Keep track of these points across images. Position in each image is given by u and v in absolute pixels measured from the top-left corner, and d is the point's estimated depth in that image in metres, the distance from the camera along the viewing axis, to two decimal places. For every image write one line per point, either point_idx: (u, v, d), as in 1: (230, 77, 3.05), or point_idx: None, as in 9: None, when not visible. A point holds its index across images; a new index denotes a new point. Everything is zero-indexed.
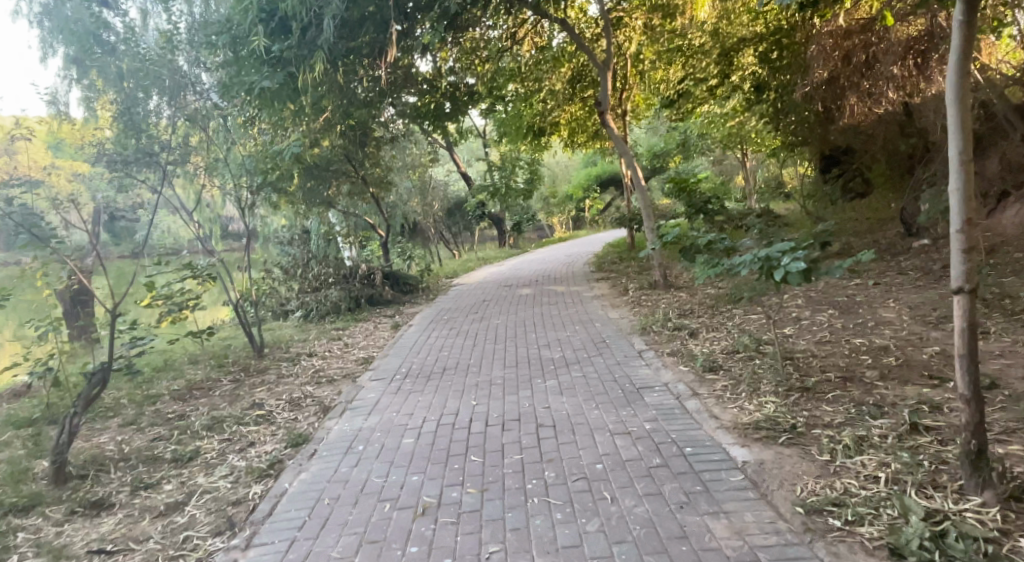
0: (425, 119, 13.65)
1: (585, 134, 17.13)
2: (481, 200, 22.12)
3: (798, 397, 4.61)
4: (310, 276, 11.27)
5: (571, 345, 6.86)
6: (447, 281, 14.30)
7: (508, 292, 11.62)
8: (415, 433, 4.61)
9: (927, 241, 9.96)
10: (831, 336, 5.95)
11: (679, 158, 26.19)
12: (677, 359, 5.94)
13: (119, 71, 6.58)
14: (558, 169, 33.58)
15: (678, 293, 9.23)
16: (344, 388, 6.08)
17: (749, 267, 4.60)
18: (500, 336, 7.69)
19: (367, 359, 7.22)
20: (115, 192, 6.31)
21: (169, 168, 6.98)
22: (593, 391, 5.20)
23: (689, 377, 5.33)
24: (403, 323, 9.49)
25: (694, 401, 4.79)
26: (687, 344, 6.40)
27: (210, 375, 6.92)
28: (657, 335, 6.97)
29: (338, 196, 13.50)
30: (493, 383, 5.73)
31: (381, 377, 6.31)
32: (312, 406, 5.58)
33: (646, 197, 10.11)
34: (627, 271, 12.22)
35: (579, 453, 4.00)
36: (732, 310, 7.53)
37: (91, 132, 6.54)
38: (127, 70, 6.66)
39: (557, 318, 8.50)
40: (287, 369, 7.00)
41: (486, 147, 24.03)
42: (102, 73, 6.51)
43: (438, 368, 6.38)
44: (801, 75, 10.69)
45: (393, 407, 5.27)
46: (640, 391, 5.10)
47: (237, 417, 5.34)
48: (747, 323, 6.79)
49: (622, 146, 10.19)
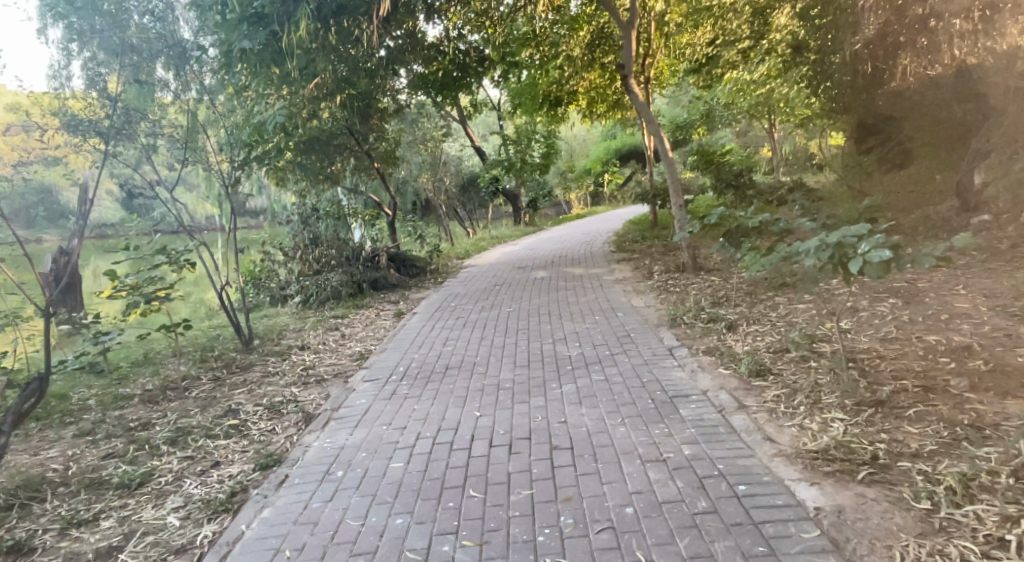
0: (432, 89, 12.77)
1: (605, 103, 16.10)
2: (495, 176, 21.19)
3: (871, 414, 3.76)
4: (309, 258, 10.53)
5: (591, 340, 6.03)
6: (458, 261, 13.51)
7: (522, 275, 10.80)
8: (405, 455, 3.86)
9: (988, 217, 8.93)
10: (897, 332, 5.06)
11: (703, 130, 25.00)
12: (715, 360, 5.10)
13: (119, 44, 5.79)
14: (576, 143, 32.46)
15: (708, 277, 8.35)
16: (332, 391, 5.34)
17: (815, 256, 3.70)
18: (514, 328, 6.91)
19: (362, 354, 6.46)
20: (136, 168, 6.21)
21: (179, 143, 6.45)
22: (618, 402, 4.40)
23: (731, 383, 4.50)
24: (406, 311, 8.73)
25: (741, 417, 3.96)
26: (726, 340, 5.55)
27: (189, 372, 6.24)
28: (689, 327, 6.13)
29: (341, 172, 12.71)
30: (501, 388, 4.94)
31: (376, 378, 5.55)
32: (293, 414, 4.85)
33: (672, 170, 9.07)
34: (651, 252, 11.31)
35: (603, 489, 3.22)
36: (774, 298, 6.63)
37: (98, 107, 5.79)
38: (133, 43, 5.88)
39: (577, 307, 7.68)
40: (274, 365, 6.28)
41: (501, 120, 23.05)
42: (103, 47, 5.72)
43: (441, 368, 5.60)
44: (850, 31, 9.68)
45: (383, 418, 4.51)
46: (675, 402, 4.29)
47: (205, 428, 4.63)
48: (793, 315, 5.90)
49: (647, 114, 9.14)
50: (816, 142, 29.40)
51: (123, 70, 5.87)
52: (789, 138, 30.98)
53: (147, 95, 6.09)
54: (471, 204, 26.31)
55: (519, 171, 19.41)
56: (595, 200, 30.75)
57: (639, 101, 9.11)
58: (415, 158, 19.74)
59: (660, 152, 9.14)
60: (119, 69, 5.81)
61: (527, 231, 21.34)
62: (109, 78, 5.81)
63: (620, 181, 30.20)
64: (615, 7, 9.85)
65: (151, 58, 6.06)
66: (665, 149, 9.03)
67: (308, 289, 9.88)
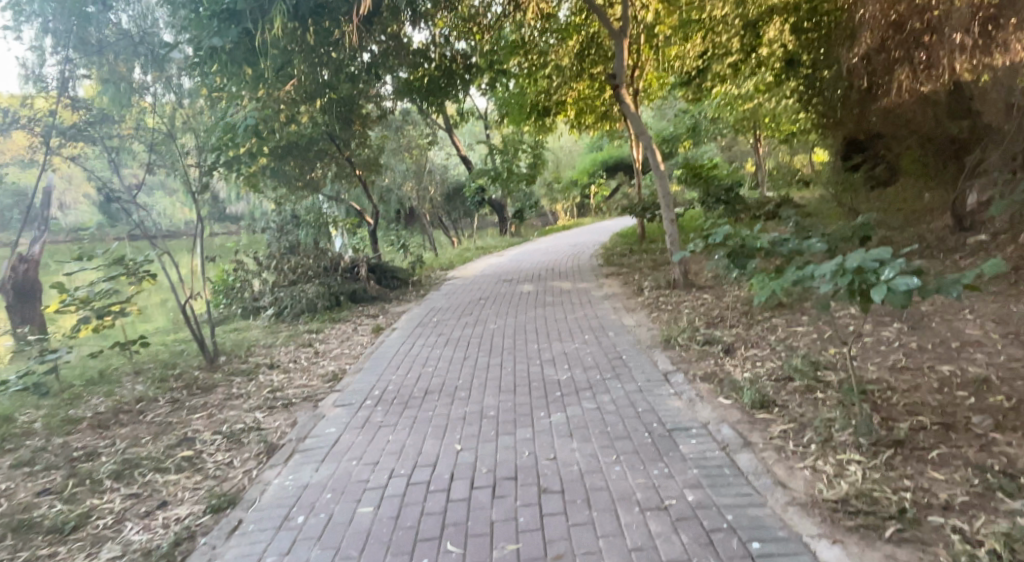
0: (417, 95, 12.41)
1: (593, 114, 15.85)
2: (480, 185, 20.86)
3: (890, 456, 3.44)
4: (285, 268, 10.07)
5: (581, 363, 5.66)
6: (441, 273, 13.10)
7: (507, 289, 10.43)
8: (375, 498, 3.46)
9: (985, 237, 8.74)
10: (906, 360, 4.75)
11: (690, 143, 24.93)
12: (714, 388, 4.75)
13: (98, 44, 5.66)
14: (562, 154, 32.29)
15: (701, 295, 8.03)
16: (299, 418, 4.90)
17: (831, 283, 3.39)
18: (499, 347, 6.52)
19: (335, 375, 6.03)
20: (111, 175, 5.89)
21: (160, 150, 6.13)
22: (612, 436, 4.03)
23: (734, 416, 4.15)
24: (385, 326, 8.31)
25: (747, 456, 3.60)
26: (724, 366, 5.21)
27: (148, 392, 5.76)
28: (684, 350, 5.78)
29: (321, 179, 12.28)
30: (484, 417, 4.54)
31: (348, 403, 5.12)
32: (255, 445, 4.41)
33: (663, 184, 8.74)
34: (640, 266, 10.99)
35: (598, 545, 2.85)
36: (772, 320, 6.31)
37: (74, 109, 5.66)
38: (112, 44, 5.72)
39: (566, 324, 7.31)
40: (239, 386, 5.82)
41: (487, 129, 22.76)
42: (81, 47, 5.60)
43: (419, 393, 5.19)
44: (846, 43, 9.47)
45: (352, 452, 4.09)
46: (674, 437, 3.92)
47: (156, 461, 4.18)
48: (794, 339, 5.58)
49: (638, 125, 8.79)
50: (801, 157, 29.49)
51: (103, 72, 5.74)
52: (774, 154, 31.06)
53: (127, 95, 5.84)
54: (456, 213, 25.93)
55: (505, 181, 19.09)
56: (581, 212, 30.52)
57: (631, 112, 8.77)
58: (399, 166, 19.34)
59: (651, 164, 8.82)
60: (96, 71, 5.70)
61: (512, 242, 21.00)
62: (87, 80, 5.70)
63: (607, 193, 30.03)
64: (606, 14, 9.56)
65: (129, 60, 5.81)
66: (657, 162, 8.72)
67: (282, 301, 9.41)
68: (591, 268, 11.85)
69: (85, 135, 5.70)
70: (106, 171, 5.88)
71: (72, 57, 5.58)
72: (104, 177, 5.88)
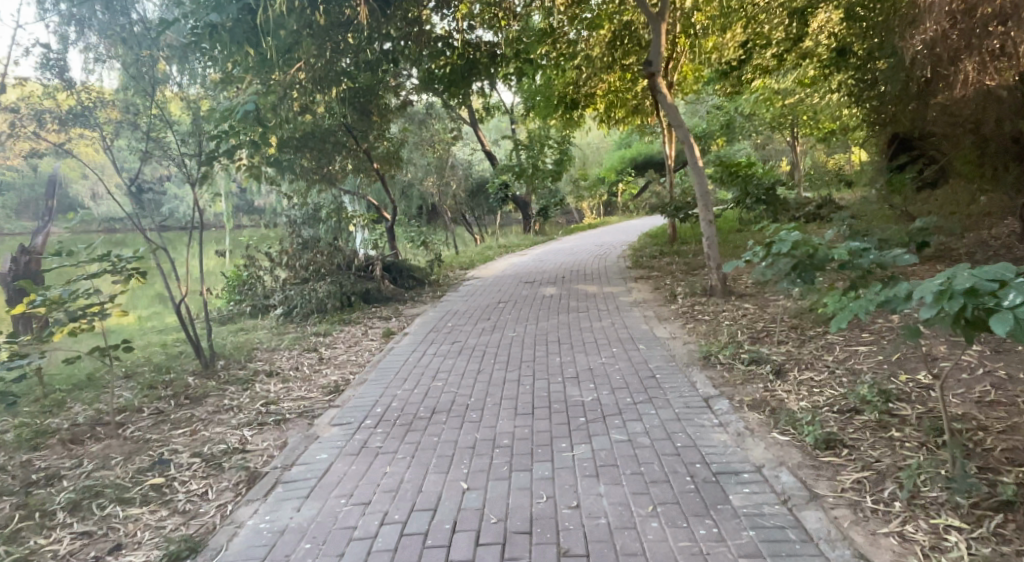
0: (439, 85, 11.84)
1: (624, 108, 15.13)
2: (505, 181, 20.28)
3: (999, 523, 2.75)
4: (295, 265, 9.59)
5: (609, 382, 5.01)
6: (461, 272, 12.54)
7: (529, 291, 9.83)
8: (360, 553, 2.88)
9: None
10: (996, 392, 4.01)
11: (723, 140, 24.03)
12: (765, 420, 4.08)
13: (124, 35, 5.52)
14: (590, 150, 31.56)
15: (741, 304, 7.32)
16: (290, 439, 4.35)
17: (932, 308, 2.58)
18: (517, 359, 5.91)
19: (336, 387, 5.47)
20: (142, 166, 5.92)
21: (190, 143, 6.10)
22: (647, 479, 3.39)
23: (795, 459, 3.48)
24: (397, 330, 7.75)
25: (815, 515, 2.94)
26: (775, 392, 4.53)
27: (134, 402, 5.28)
28: (727, 370, 5.11)
29: (338, 172, 11.81)
30: (496, 447, 3.93)
31: (346, 423, 4.55)
32: (235, 472, 3.86)
33: (701, 181, 8.01)
34: (672, 270, 10.28)
35: None
36: (825, 337, 5.57)
37: (106, 99, 5.67)
38: (135, 31, 5.56)
39: (592, 334, 6.67)
40: (231, 397, 5.31)
41: (513, 124, 22.16)
42: (109, 35, 5.49)
43: (425, 413, 4.60)
44: (906, 28, 8.41)
45: (341, 487, 3.51)
46: (723, 485, 3.27)
47: (120, 490, 3.68)
48: (855, 361, 4.86)
49: (675, 117, 8.05)
50: (840, 156, 28.34)
51: (130, 62, 5.61)
52: (811, 153, 29.92)
53: (154, 86, 5.78)
54: (480, 210, 25.40)
55: (530, 177, 18.50)
56: (608, 210, 29.77)
57: (668, 102, 8.04)
58: (421, 161, 18.88)
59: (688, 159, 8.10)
60: (125, 62, 5.58)
61: (537, 240, 20.40)
62: (115, 70, 5.63)
63: (635, 191, 29.24)
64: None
65: (153, 51, 5.68)
66: (695, 157, 8.00)
67: (290, 300, 8.92)
68: (619, 271, 11.18)
69: (89, 123, 5.60)
70: (137, 162, 5.88)
71: (95, 46, 5.52)
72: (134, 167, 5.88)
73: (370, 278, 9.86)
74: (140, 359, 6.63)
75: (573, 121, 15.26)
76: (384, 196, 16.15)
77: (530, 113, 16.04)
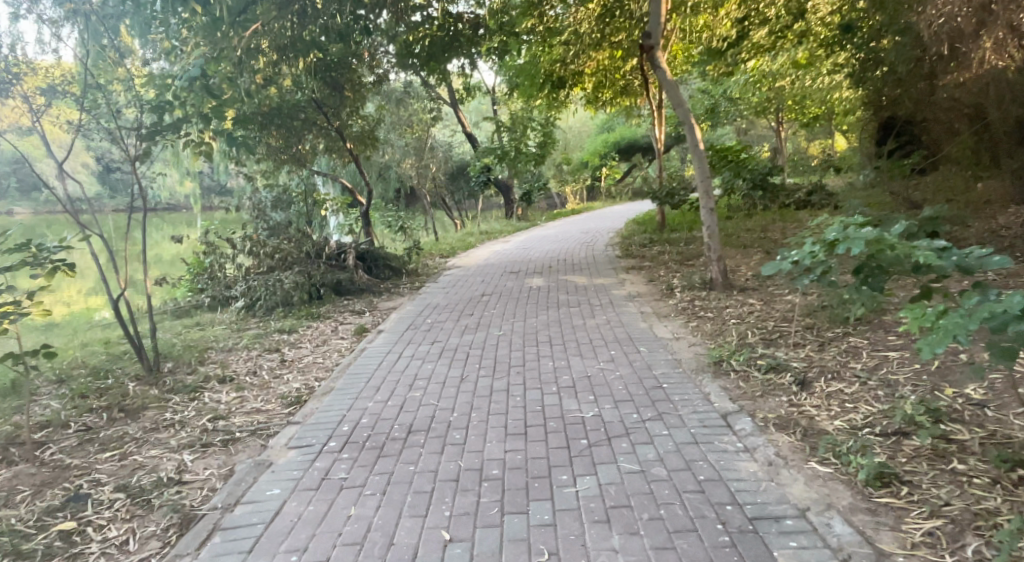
0: (417, 59, 11.02)
1: (611, 88, 14.48)
2: (486, 164, 19.54)
3: None
4: (259, 253, 8.81)
5: (611, 394, 4.38)
6: (440, 260, 11.84)
7: (514, 282, 9.20)
8: None
9: None
10: None
11: (707, 124, 23.56)
12: (798, 445, 3.48)
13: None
14: (572, 134, 30.85)
15: (746, 300, 6.76)
16: (239, 466, 3.67)
17: None
18: (504, 363, 5.26)
19: (297, 397, 4.76)
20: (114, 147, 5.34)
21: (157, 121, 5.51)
22: (671, 527, 2.77)
23: (847, 501, 2.90)
24: (371, 327, 7.04)
25: None
26: (804, 408, 3.94)
27: (60, 413, 4.54)
28: (743, 379, 4.51)
29: (307, 152, 11.00)
30: (483, 481, 3.28)
31: (305, 446, 3.88)
32: (165, 514, 3.17)
33: (701, 165, 7.38)
34: (665, 260, 9.69)
35: None
36: (847, 341, 4.99)
37: (64, 73, 4.94)
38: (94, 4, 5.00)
39: (587, 334, 6.04)
40: (174, 411, 4.59)
41: (495, 105, 21.36)
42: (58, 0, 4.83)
43: (399, 433, 3.93)
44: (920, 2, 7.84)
45: (294, 538, 2.85)
46: (767, 536, 2.67)
47: (18, 539, 2.96)
48: (889, 369, 4.29)
49: (675, 94, 7.40)
50: (822, 143, 28.11)
51: (85, 31, 4.96)
52: (793, 139, 29.67)
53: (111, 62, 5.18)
54: (460, 193, 24.62)
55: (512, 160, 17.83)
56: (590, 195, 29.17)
57: (668, 77, 7.36)
58: (398, 142, 18.06)
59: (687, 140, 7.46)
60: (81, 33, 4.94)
61: (519, 225, 19.74)
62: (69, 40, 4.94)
63: (619, 176, 28.77)
64: None
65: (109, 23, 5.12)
66: (695, 139, 7.36)
67: (253, 291, 8.15)
68: (608, 260, 10.59)
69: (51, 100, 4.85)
70: (105, 142, 5.28)
71: (46, 14, 4.83)
72: (103, 147, 5.32)
73: (341, 267, 9.12)
74: (76, 360, 5.85)
75: (558, 102, 14.57)
76: (358, 177, 15.31)
77: (513, 93, 15.31)
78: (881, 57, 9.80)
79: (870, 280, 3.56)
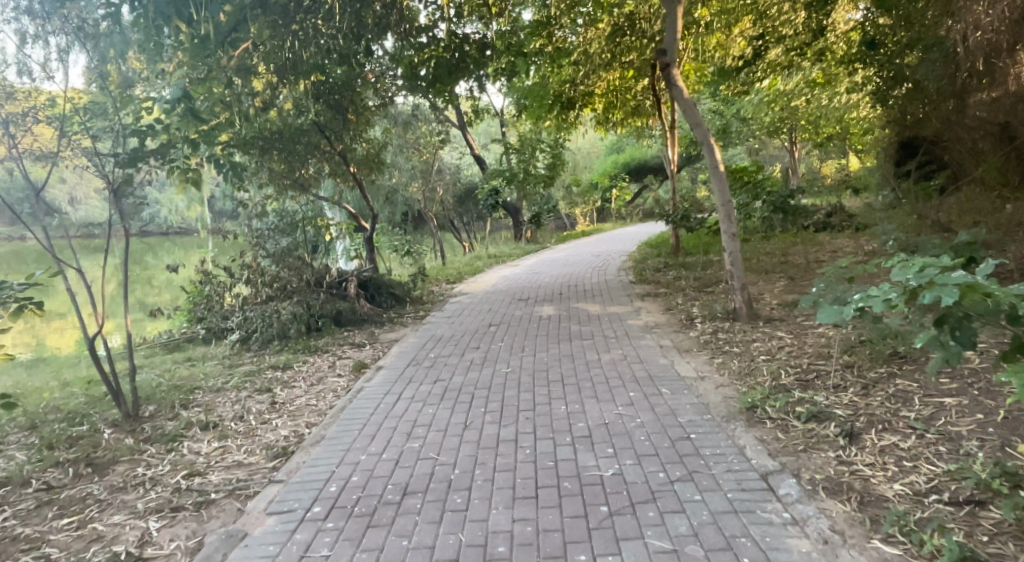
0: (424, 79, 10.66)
1: (623, 109, 14.13)
2: (494, 186, 19.23)
3: None
4: (257, 282, 8.44)
5: (635, 447, 3.89)
6: (446, 287, 11.41)
7: (523, 311, 8.74)
8: None
9: None
10: None
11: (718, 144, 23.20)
12: (855, 517, 2.98)
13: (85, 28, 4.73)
14: (581, 155, 30.60)
15: (773, 333, 6.27)
16: (210, 539, 3.23)
17: None
18: (513, 406, 4.79)
19: (283, 448, 4.31)
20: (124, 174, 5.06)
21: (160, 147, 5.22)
22: None
23: None
24: (370, 361, 6.60)
25: None
26: (856, 467, 3.44)
27: (21, 468, 4.11)
28: (780, 429, 4.01)
29: (310, 176, 10.69)
30: None
31: (287, 512, 3.42)
32: None
33: (722, 187, 6.94)
34: (682, 287, 9.22)
35: None
36: (893, 384, 4.49)
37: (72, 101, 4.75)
38: (105, 32, 4.85)
39: (603, 371, 5.56)
40: (147, 467, 4.15)
41: (503, 127, 21.12)
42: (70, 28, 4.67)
43: (393, 496, 3.47)
44: (953, 15, 7.42)
45: None
46: None
47: None
48: (948, 419, 3.78)
49: (693, 113, 6.97)
50: (836, 163, 27.69)
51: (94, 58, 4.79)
52: (807, 159, 29.26)
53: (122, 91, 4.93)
54: (469, 216, 24.31)
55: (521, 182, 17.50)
56: (600, 217, 28.77)
57: (685, 96, 6.95)
58: (406, 165, 17.79)
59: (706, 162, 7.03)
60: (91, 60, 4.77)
61: (529, 248, 19.34)
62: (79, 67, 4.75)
63: (629, 197, 28.42)
64: None
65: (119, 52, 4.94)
66: (715, 160, 6.93)
67: (249, 323, 7.75)
68: (621, 287, 10.12)
69: (58, 125, 4.71)
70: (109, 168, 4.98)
71: (54, 41, 4.66)
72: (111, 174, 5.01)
73: (343, 297, 8.72)
74: (53, 403, 5.44)
75: (568, 123, 14.24)
76: (364, 203, 15.06)
77: (522, 114, 15.00)
78: (907, 74, 9.36)
79: (957, 331, 3.04)
